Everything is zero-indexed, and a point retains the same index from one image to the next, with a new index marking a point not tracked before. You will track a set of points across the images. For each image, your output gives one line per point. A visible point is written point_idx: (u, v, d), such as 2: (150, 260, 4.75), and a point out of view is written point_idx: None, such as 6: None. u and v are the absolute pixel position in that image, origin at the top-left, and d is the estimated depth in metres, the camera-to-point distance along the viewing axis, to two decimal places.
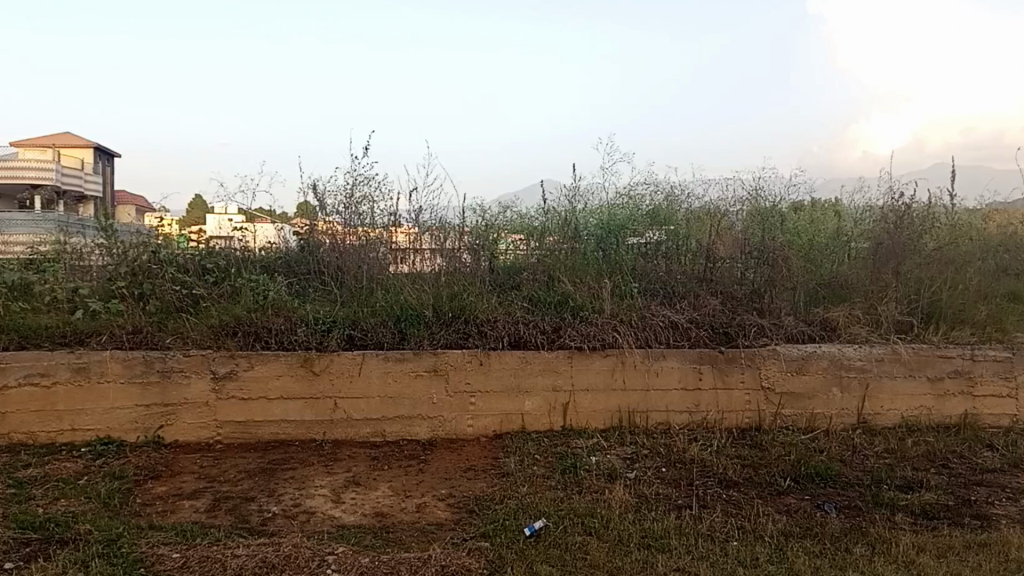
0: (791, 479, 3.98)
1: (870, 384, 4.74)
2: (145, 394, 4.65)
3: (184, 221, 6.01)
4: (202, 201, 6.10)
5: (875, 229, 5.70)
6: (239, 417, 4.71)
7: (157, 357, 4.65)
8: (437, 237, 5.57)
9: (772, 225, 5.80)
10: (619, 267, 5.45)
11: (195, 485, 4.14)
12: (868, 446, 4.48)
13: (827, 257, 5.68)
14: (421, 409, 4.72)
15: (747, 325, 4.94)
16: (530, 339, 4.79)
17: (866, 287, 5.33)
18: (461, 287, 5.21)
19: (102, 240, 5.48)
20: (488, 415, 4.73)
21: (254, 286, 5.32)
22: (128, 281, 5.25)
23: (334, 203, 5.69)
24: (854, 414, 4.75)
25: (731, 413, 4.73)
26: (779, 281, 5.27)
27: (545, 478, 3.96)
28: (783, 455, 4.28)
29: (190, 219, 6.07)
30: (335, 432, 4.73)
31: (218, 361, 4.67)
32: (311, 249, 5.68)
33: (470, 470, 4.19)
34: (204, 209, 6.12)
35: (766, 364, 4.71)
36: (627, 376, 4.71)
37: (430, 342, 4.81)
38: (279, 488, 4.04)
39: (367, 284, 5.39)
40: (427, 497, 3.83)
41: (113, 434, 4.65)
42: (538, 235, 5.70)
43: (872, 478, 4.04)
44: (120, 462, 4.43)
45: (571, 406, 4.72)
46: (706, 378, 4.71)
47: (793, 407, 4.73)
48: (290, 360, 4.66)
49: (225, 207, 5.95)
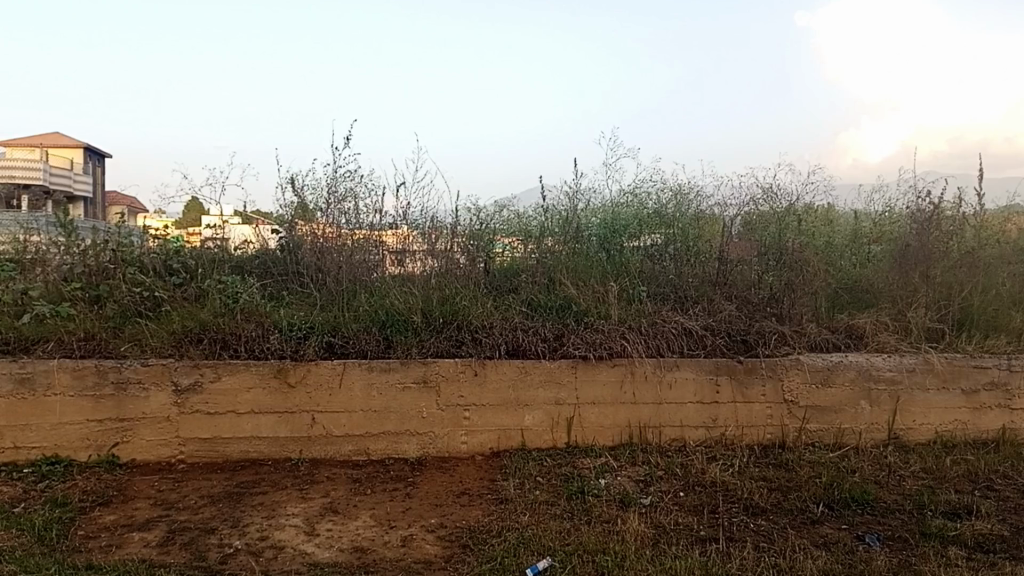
0: (824, 505, 3.41)
1: (902, 397, 4.32)
2: (98, 408, 4.17)
3: (180, 224, 5.40)
4: (198, 201, 5.44)
5: (899, 230, 5.29)
6: (205, 434, 4.22)
7: (111, 367, 4.16)
8: (426, 238, 5.10)
9: (788, 224, 5.35)
10: (625, 269, 5.04)
11: (150, 513, 3.65)
12: (903, 466, 3.96)
13: (847, 258, 5.31)
14: (409, 425, 4.24)
15: (767, 332, 4.52)
16: (530, 348, 4.33)
17: (893, 292, 4.95)
18: (453, 291, 4.77)
19: (59, 238, 4.98)
20: (483, 432, 4.26)
21: (223, 287, 4.82)
22: (84, 283, 4.76)
23: (315, 199, 5.21)
24: (885, 429, 4.33)
25: (752, 429, 4.29)
26: (800, 285, 4.84)
27: (548, 505, 3.48)
28: (814, 476, 3.75)
29: (185, 221, 5.43)
30: (313, 451, 4.24)
31: (181, 371, 4.18)
32: (292, 248, 5.19)
33: (464, 495, 3.71)
34: (201, 210, 5.46)
35: (789, 376, 4.29)
36: (637, 389, 4.27)
37: (419, 351, 4.34)
38: (245, 517, 3.55)
39: (350, 286, 4.91)
40: (414, 529, 3.34)
41: (61, 452, 4.17)
42: (536, 237, 5.22)
43: (914, 503, 3.43)
44: (65, 485, 3.95)
45: (576, 422, 4.27)
46: (724, 391, 4.28)
47: (818, 421, 4.30)
48: (262, 371, 4.18)
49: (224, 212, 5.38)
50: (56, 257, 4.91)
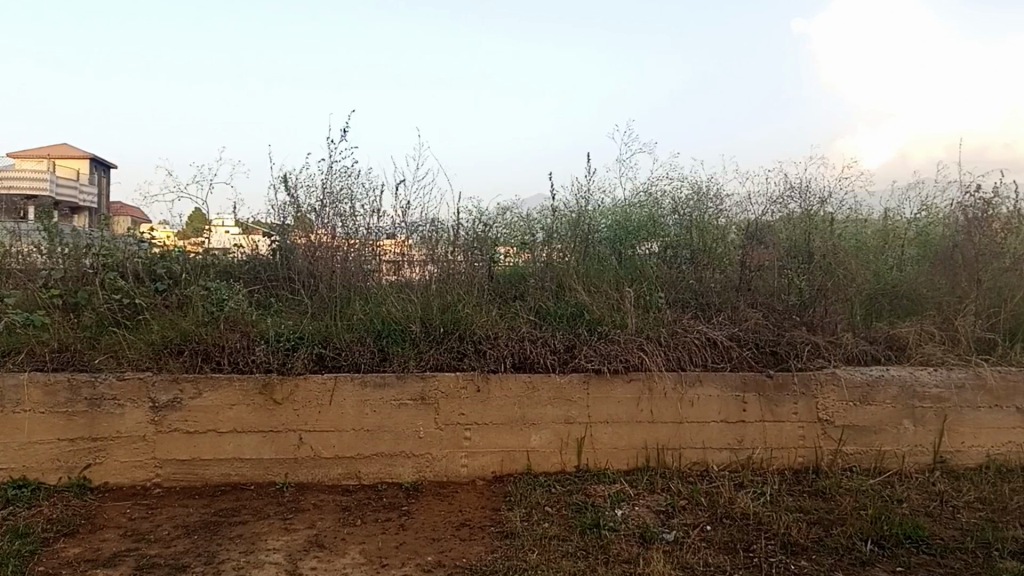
0: (873, 543, 3.00)
1: (949, 416, 3.92)
2: (70, 427, 3.82)
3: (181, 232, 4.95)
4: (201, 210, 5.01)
5: (943, 232, 4.84)
6: (183, 455, 3.86)
7: (85, 382, 3.81)
8: (427, 243, 4.74)
9: (820, 228, 4.84)
10: (641, 276, 4.66)
11: (118, 546, 3.28)
12: (956, 495, 3.55)
13: (884, 261, 4.89)
14: (404, 446, 3.87)
15: (799, 342, 4.11)
16: (538, 360, 3.95)
17: (939, 298, 4.54)
18: (455, 297, 4.39)
19: (40, 241, 4.61)
20: (486, 454, 3.88)
21: (207, 295, 4.43)
22: (62, 290, 4.40)
23: (308, 199, 4.84)
24: (930, 452, 3.92)
25: (782, 452, 3.90)
26: (832, 292, 4.43)
27: (560, 541, 3.09)
28: (857, 508, 3.34)
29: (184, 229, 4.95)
30: (300, 474, 3.87)
31: (159, 387, 3.83)
32: (285, 253, 4.83)
33: (464, 528, 3.33)
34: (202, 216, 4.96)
35: (824, 392, 3.89)
36: (655, 407, 3.89)
37: (418, 364, 3.95)
38: (221, 552, 3.17)
39: (343, 293, 4.55)
40: (408, 569, 2.96)
41: (29, 475, 3.81)
42: (544, 242, 4.85)
43: (976, 542, 3.03)
44: (30, 513, 3.57)
45: (587, 443, 3.88)
46: (751, 409, 3.88)
47: (856, 443, 3.90)
48: (247, 386, 3.82)
49: (221, 219, 4.96)
50: (33, 260, 4.54)
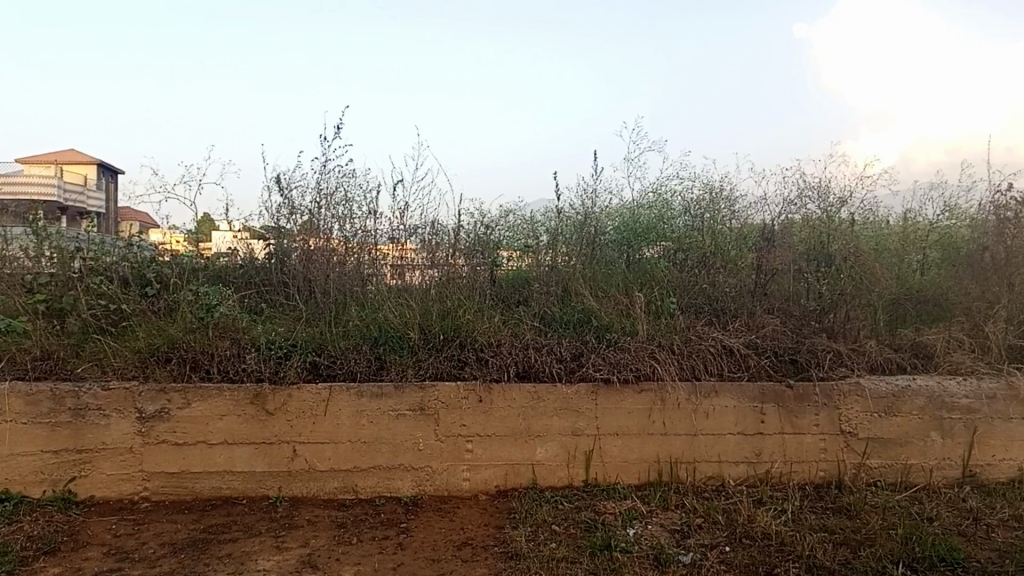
0: (906, 566, 2.79)
1: (980, 428, 3.71)
2: (54, 438, 3.64)
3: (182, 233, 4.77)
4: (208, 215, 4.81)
5: (971, 235, 4.61)
6: (172, 468, 3.68)
7: (68, 392, 3.63)
8: (427, 246, 4.56)
9: (838, 230, 4.62)
10: (651, 280, 4.47)
11: (100, 565, 3.09)
12: (989, 512, 3.34)
13: (906, 265, 4.68)
14: (403, 458, 3.68)
15: (819, 350, 3.90)
16: (544, 369, 3.75)
17: (966, 303, 4.33)
18: (456, 303, 4.20)
19: (26, 244, 4.43)
20: (489, 467, 3.69)
21: (197, 300, 4.24)
22: (48, 294, 4.22)
23: (303, 200, 4.66)
24: (959, 466, 3.71)
25: (802, 466, 3.69)
26: (852, 297, 4.22)
27: (569, 563, 2.89)
28: (886, 527, 3.13)
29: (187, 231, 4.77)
30: (294, 488, 3.69)
31: (146, 396, 3.65)
32: (280, 256, 4.65)
33: (466, 548, 3.13)
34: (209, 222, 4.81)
35: (847, 403, 3.68)
36: (667, 418, 3.68)
37: (416, 373, 3.76)
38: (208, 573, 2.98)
39: (340, 299, 4.36)
40: None
41: (11, 488, 3.62)
42: (549, 245, 4.65)
43: (1016, 565, 2.81)
44: (10, 529, 3.37)
45: (595, 455, 3.68)
46: (769, 421, 3.68)
47: (881, 457, 3.69)
48: (237, 396, 3.64)
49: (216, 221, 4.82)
50: (19, 264, 4.37)
